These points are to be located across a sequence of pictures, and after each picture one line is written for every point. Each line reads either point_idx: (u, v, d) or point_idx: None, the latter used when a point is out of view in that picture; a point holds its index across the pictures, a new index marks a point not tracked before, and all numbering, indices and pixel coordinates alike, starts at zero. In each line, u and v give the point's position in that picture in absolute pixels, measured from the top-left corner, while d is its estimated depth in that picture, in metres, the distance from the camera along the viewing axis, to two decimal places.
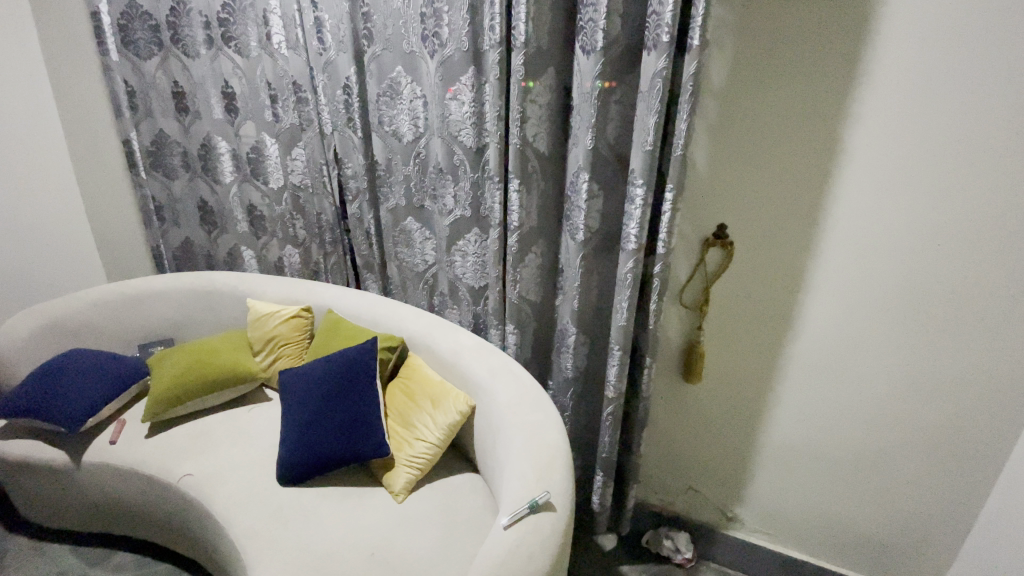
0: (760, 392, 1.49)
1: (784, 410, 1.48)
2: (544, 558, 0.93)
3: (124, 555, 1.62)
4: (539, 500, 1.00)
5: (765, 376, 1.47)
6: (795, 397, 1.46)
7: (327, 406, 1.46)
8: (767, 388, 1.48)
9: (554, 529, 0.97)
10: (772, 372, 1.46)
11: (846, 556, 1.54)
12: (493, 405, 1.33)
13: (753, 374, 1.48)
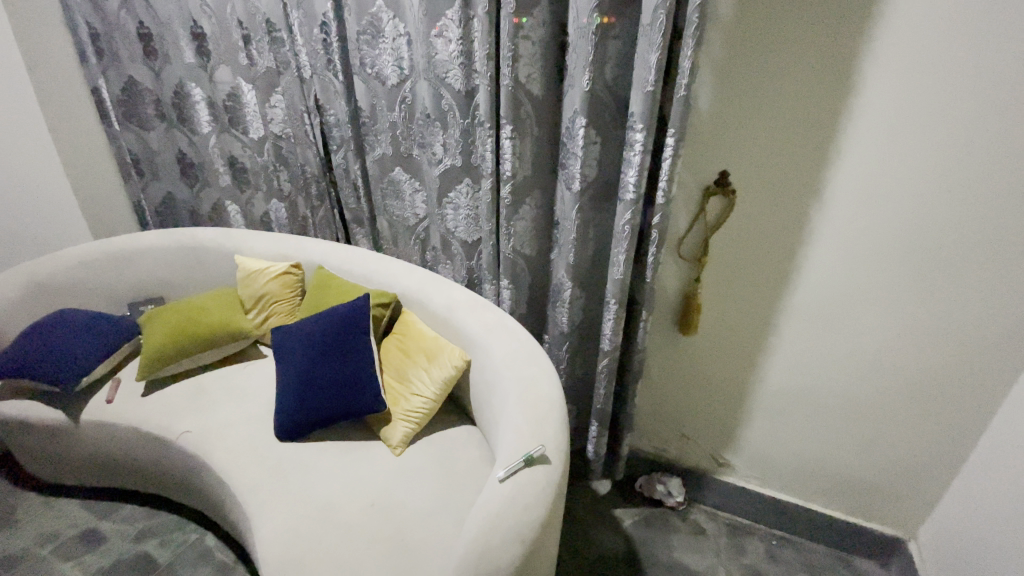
0: (756, 342, 1.49)
1: (778, 360, 1.49)
2: (539, 508, 0.94)
3: (132, 507, 1.66)
4: (533, 454, 1.00)
5: (762, 327, 1.46)
6: (790, 347, 1.46)
7: (321, 363, 1.45)
8: (763, 338, 1.47)
9: (549, 481, 0.98)
10: (769, 322, 1.45)
11: (833, 499, 1.59)
12: (488, 360, 1.32)
13: (749, 326, 1.47)
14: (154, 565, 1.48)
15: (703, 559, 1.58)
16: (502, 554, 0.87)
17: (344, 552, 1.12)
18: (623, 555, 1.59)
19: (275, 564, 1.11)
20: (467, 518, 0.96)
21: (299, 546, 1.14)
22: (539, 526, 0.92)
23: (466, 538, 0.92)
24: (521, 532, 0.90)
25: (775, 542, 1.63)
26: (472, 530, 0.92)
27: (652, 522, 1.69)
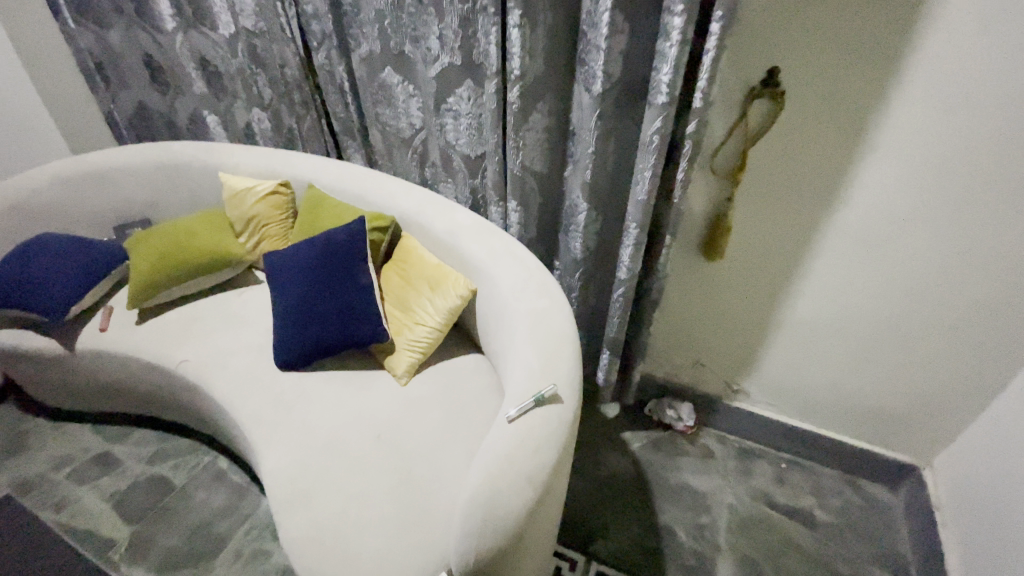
0: (788, 266, 1.36)
1: (811, 285, 1.36)
2: (551, 449, 0.88)
3: (144, 432, 1.67)
4: (545, 394, 0.93)
5: (797, 249, 1.32)
6: (826, 271, 1.33)
7: (317, 292, 1.36)
8: (797, 262, 1.34)
9: (562, 421, 0.91)
10: (806, 244, 1.30)
11: (848, 425, 1.56)
12: (495, 290, 1.22)
13: (783, 248, 1.33)
14: (171, 486, 1.52)
15: (710, 481, 1.58)
16: (513, 497, 0.83)
17: (353, 483, 1.09)
18: (630, 477, 1.60)
19: (283, 495, 1.09)
20: (476, 460, 0.90)
21: (306, 477, 1.11)
22: (552, 468, 0.86)
23: (475, 480, 0.87)
24: (532, 476, 0.84)
25: (784, 465, 1.63)
26: (481, 472, 0.87)
27: (660, 446, 1.69)
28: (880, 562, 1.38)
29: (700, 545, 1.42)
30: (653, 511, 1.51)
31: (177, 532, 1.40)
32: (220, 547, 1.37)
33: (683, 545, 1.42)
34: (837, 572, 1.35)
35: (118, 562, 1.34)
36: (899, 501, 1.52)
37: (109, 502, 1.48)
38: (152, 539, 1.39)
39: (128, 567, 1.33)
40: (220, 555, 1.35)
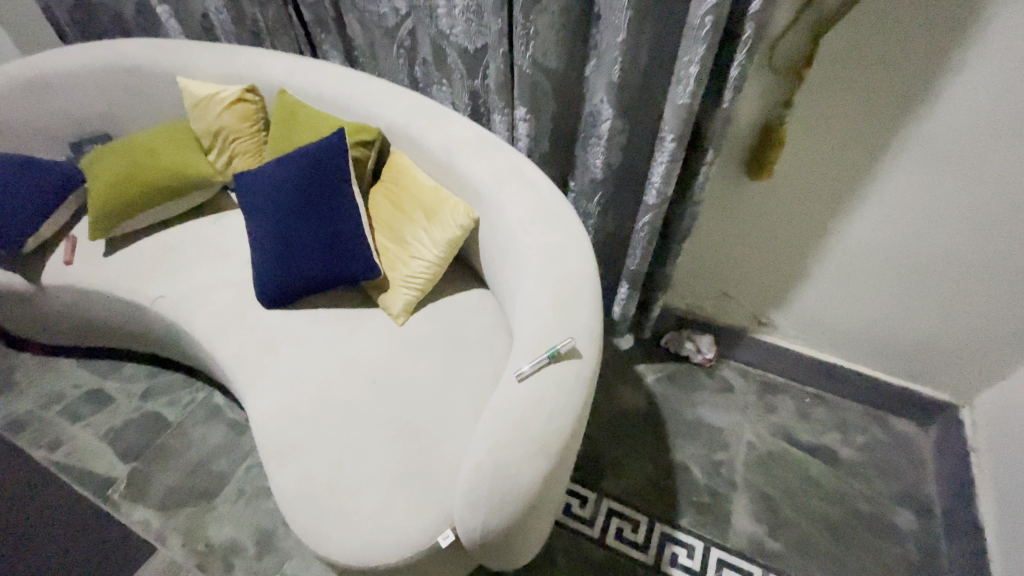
0: (847, 184, 1.15)
1: (871, 207, 1.17)
2: (567, 413, 0.75)
3: (134, 367, 1.60)
4: (560, 350, 0.79)
5: (862, 163, 1.11)
6: (893, 191, 1.12)
7: (296, 221, 1.18)
8: (859, 179, 1.13)
9: (580, 381, 0.78)
10: (874, 157, 1.09)
11: (883, 361, 1.44)
12: (500, 218, 1.04)
13: (844, 162, 1.12)
14: (167, 423, 1.46)
15: (729, 417, 1.50)
16: (523, 470, 0.72)
17: (347, 434, 0.99)
18: (644, 412, 1.51)
19: (273, 447, 1.00)
20: (480, 423, 0.79)
21: (297, 428, 1.01)
22: (567, 435, 0.74)
23: (479, 448, 0.76)
24: (543, 446, 0.73)
25: (808, 400, 1.54)
26: (486, 440, 0.75)
27: (677, 379, 1.59)
28: (902, 500, 1.32)
29: (716, 483, 1.37)
30: (667, 448, 1.44)
31: (176, 471, 1.36)
32: (220, 485, 1.33)
33: (698, 483, 1.37)
34: (857, 510, 1.31)
35: (119, 501, 1.31)
36: (928, 438, 1.45)
37: (104, 441, 1.43)
38: (152, 478, 1.35)
39: (130, 506, 1.30)
40: (221, 494, 1.32)
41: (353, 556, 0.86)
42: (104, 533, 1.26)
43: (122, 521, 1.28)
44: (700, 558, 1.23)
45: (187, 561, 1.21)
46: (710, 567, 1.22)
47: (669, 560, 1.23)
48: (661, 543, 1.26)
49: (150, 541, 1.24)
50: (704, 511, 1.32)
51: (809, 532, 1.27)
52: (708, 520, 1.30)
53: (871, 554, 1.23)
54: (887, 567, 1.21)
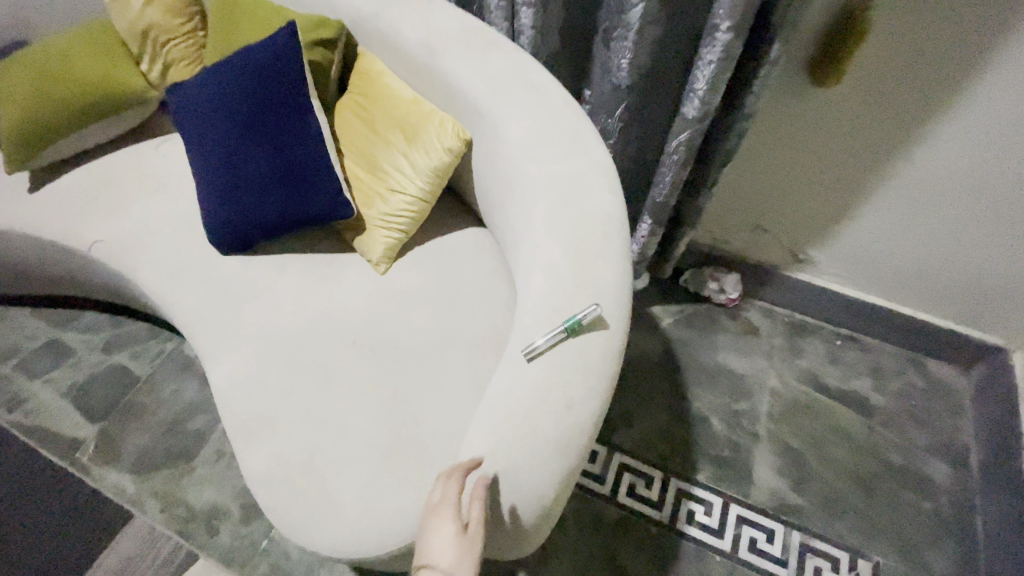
0: (938, 86, 0.93)
1: (963, 115, 0.95)
2: (590, 401, 0.61)
3: (92, 316, 1.42)
4: (581, 320, 0.63)
5: (964, 56, 0.88)
6: (996, 93, 0.90)
7: (245, 147, 0.95)
8: (955, 78, 0.91)
9: (606, 359, 0.62)
10: (981, 47, 0.86)
11: (935, 302, 1.27)
12: (501, 140, 0.82)
13: (941, 55, 0.89)
14: (133, 379, 1.32)
15: (753, 363, 1.36)
16: (538, 469, 0.60)
17: (324, 406, 0.84)
18: (660, 359, 1.37)
19: (238, 421, 0.85)
20: (483, 407, 0.65)
21: (265, 398, 0.86)
22: (590, 427, 0.61)
23: (482, 441, 0.62)
24: (560, 442, 0.60)
25: (840, 343, 1.39)
26: (491, 431, 0.62)
27: (696, 322, 1.43)
28: (938, 452, 1.22)
29: (737, 435, 1.25)
30: (685, 398, 1.31)
31: (147, 431, 1.24)
32: (197, 446, 1.22)
33: (717, 435, 1.26)
34: (888, 462, 1.21)
35: (89, 465, 1.21)
36: (969, 383, 1.32)
37: (66, 400, 1.30)
38: (122, 438, 1.24)
39: (101, 470, 1.20)
40: (199, 455, 1.21)
41: (335, 548, 0.74)
42: (76, 498, 1.17)
43: (94, 486, 1.18)
44: (718, 515, 1.15)
45: (167, 527, 1.13)
46: (728, 524, 1.14)
47: (685, 518, 1.15)
48: (676, 501, 1.17)
49: (126, 507, 1.15)
50: (723, 465, 1.22)
51: (836, 487, 1.18)
52: (727, 475, 1.20)
53: (901, 508, 1.15)
54: (917, 522, 1.13)
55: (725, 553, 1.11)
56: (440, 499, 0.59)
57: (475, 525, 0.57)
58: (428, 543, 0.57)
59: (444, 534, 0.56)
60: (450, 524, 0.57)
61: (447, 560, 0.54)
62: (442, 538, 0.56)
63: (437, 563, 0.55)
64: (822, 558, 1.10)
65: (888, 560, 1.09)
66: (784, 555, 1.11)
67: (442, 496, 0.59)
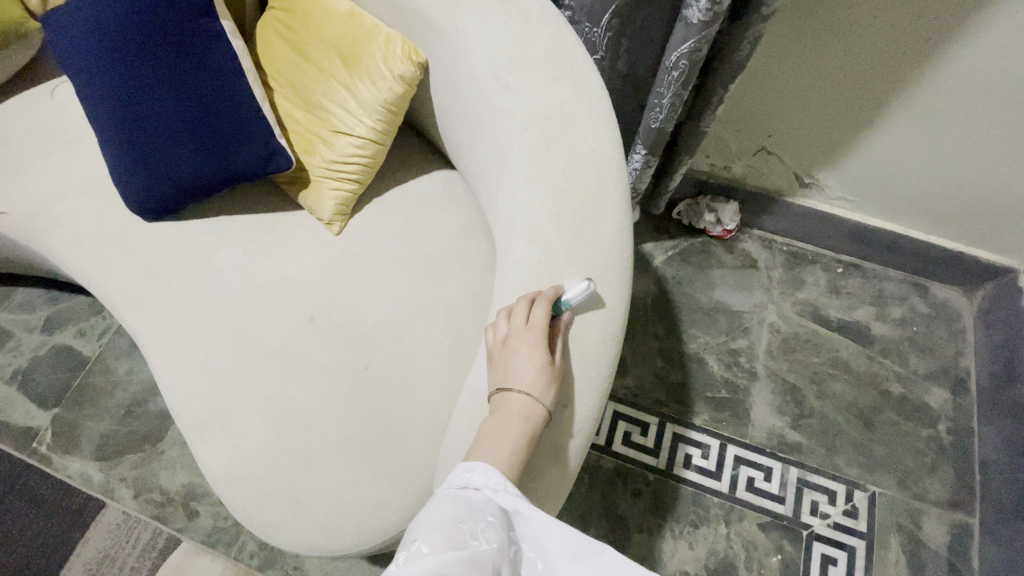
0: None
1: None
2: (587, 382, 0.55)
3: (24, 292, 1.26)
4: (573, 303, 0.55)
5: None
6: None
7: (139, 85, 0.75)
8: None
9: (604, 334, 0.56)
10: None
11: (948, 224, 1.18)
12: (465, 67, 0.66)
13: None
14: (84, 359, 1.20)
15: (750, 297, 1.29)
16: (534, 458, 0.55)
17: (283, 396, 0.74)
18: (654, 299, 1.28)
19: (189, 416, 0.75)
20: (470, 393, 0.61)
21: (215, 389, 0.76)
22: (588, 410, 0.56)
23: (472, 430, 0.58)
24: (556, 431, 0.55)
25: (841, 271, 1.32)
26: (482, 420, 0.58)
27: (691, 257, 1.33)
28: (938, 379, 1.20)
29: (735, 375, 1.20)
30: (679, 339, 1.24)
31: (107, 415, 1.15)
32: (164, 427, 1.14)
33: (714, 376, 1.20)
34: (888, 392, 1.18)
35: (47, 455, 1.11)
36: (971, 304, 1.27)
37: (11, 387, 1.18)
38: (81, 424, 1.14)
39: (62, 459, 1.11)
40: (167, 436, 1.13)
41: (312, 548, 0.68)
42: (39, 491, 1.08)
43: (57, 477, 1.10)
44: (715, 458, 1.12)
45: (144, 513, 1.06)
46: (725, 466, 1.11)
47: (683, 463, 1.12)
48: (672, 445, 1.14)
49: (96, 496, 1.08)
50: (722, 407, 1.17)
51: (835, 421, 1.15)
52: (725, 417, 1.16)
53: (899, 439, 1.13)
54: (915, 450, 1.12)
55: (723, 493, 1.09)
56: (525, 324, 0.54)
57: (559, 359, 0.55)
58: (512, 367, 0.53)
59: (533, 362, 0.52)
60: (539, 351, 0.53)
61: (537, 385, 0.52)
62: (529, 366, 0.52)
63: (527, 387, 0.52)
64: (819, 492, 1.09)
65: (885, 490, 1.09)
66: (782, 492, 1.09)
67: (528, 322, 0.53)
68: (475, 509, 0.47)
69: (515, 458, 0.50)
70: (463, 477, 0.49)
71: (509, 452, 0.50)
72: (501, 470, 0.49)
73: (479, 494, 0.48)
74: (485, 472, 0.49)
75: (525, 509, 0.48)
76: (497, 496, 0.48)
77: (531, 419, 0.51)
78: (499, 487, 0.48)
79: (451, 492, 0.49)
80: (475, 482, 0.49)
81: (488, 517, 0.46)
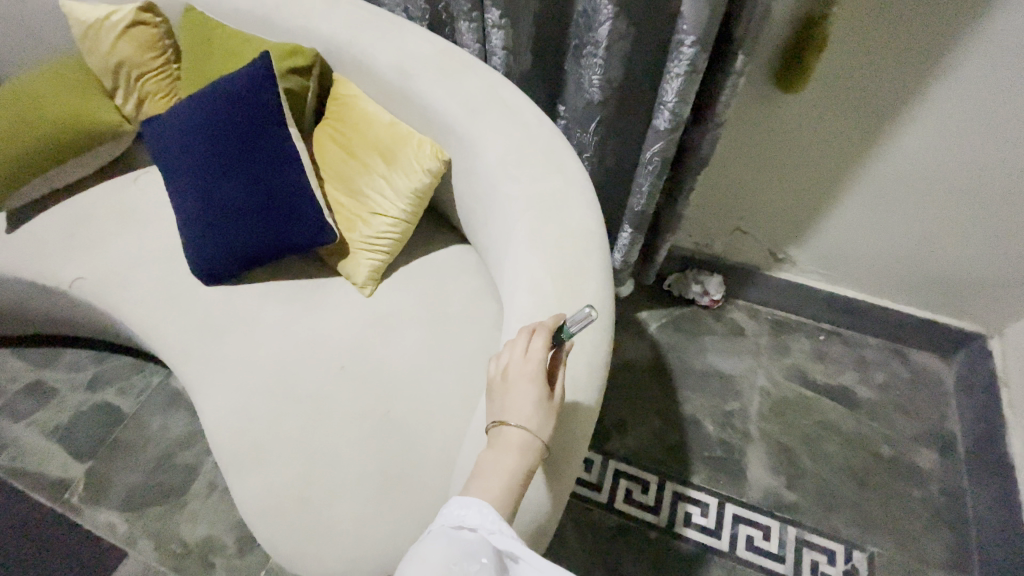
0: (906, 81, 0.96)
1: (931, 109, 0.98)
2: (580, 410, 0.68)
3: (74, 353, 1.39)
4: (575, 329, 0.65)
5: (924, 49, 0.91)
6: (961, 84, 0.93)
7: (222, 177, 0.94)
8: (920, 72, 0.94)
9: (592, 372, 0.69)
10: (941, 39, 0.89)
11: (912, 293, 1.30)
12: (480, 161, 0.84)
13: (906, 52, 0.92)
14: (121, 415, 1.30)
15: (740, 362, 1.38)
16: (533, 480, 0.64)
17: (315, 436, 0.84)
18: (649, 363, 1.38)
19: (229, 454, 0.85)
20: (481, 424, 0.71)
21: (254, 430, 0.86)
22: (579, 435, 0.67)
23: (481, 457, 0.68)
24: (552, 454, 0.66)
25: (823, 338, 1.42)
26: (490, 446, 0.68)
27: (683, 325, 1.44)
28: (926, 440, 1.25)
29: (729, 435, 1.27)
30: (675, 401, 1.32)
31: (137, 468, 1.22)
32: (189, 480, 1.20)
33: (710, 436, 1.27)
34: (878, 453, 1.23)
35: (79, 505, 1.18)
36: (949, 369, 1.35)
37: (51, 440, 1.27)
38: (111, 476, 1.21)
39: (91, 510, 1.18)
40: (191, 488, 1.19)
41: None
42: (69, 539, 1.14)
43: (85, 527, 1.16)
44: (714, 515, 1.16)
45: (163, 564, 1.11)
46: (725, 524, 1.14)
47: (683, 521, 1.15)
48: (673, 503, 1.17)
49: (120, 546, 1.13)
50: (718, 466, 1.22)
51: (829, 481, 1.19)
52: (722, 475, 1.21)
53: (893, 499, 1.17)
54: (911, 511, 1.15)
55: (724, 552, 1.11)
56: (532, 350, 0.64)
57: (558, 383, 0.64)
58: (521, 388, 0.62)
59: (536, 385, 0.62)
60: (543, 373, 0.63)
61: (540, 402, 0.62)
62: (532, 389, 0.62)
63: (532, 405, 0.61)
64: (819, 551, 1.11)
65: (884, 550, 1.11)
66: (781, 551, 1.11)
67: (530, 349, 0.64)
68: (470, 550, 0.53)
69: (508, 496, 0.58)
70: (460, 519, 0.56)
71: (503, 486, 0.59)
72: (496, 507, 0.57)
73: (474, 533, 0.55)
74: (481, 511, 0.56)
75: (514, 552, 0.54)
76: (489, 537, 0.55)
77: (533, 434, 0.60)
78: (492, 529, 0.55)
79: (449, 533, 0.55)
80: (472, 522, 0.56)
81: (481, 558, 0.52)
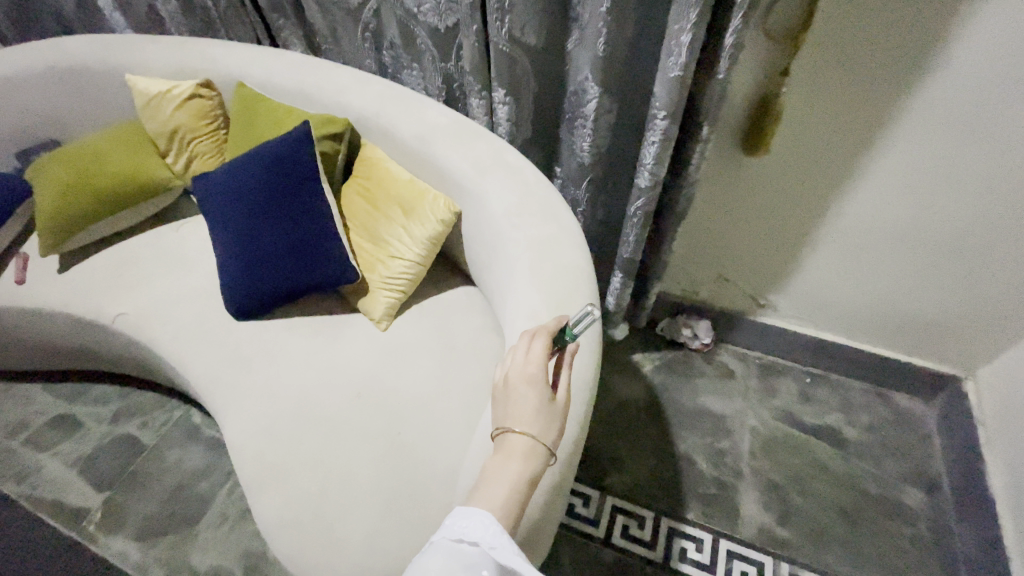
0: (852, 150, 1.10)
1: (878, 174, 1.12)
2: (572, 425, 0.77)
3: (101, 388, 1.48)
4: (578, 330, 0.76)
5: (866, 125, 1.06)
6: (899, 155, 1.08)
7: (261, 224, 1.08)
8: (865, 144, 1.08)
9: (582, 391, 0.79)
10: (878, 118, 1.04)
11: (887, 337, 1.40)
12: (486, 212, 0.98)
13: (850, 126, 1.07)
14: (141, 447, 1.37)
15: (730, 403, 1.45)
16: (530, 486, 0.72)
17: (331, 455, 0.92)
18: (644, 403, 1.45)
19: (252, 472, 0.92)
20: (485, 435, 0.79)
21: (276, 450, 0.94)
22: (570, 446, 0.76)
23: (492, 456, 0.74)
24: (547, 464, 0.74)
25: (809, 381, 1.49)
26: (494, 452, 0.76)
27: (675, 367, 1.53)
28: (911, 480, 1.29)
29: (722, 473, 1.32)
30: (669, 440, 1.38)
31: (152, 498, 1.28)
32: (203, 510, 1.26)
33: (703, 473, 1.32)
34: (866, 491, 1.27)
35: (95, 533, 1.23)
36: (931, 411, 1.42)
37: (72, 471, 1.33)
38: (128, 506, 1.27)
39: (106, 538, 1.22)
40: (204, 518, 1.24)
41: None
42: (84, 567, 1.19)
43: (100, 555, 1.20)
44: (708, 551, 1.19)
45: None
46: (719, 560, 1.18)
47: (678, 557, 1.19)
48: (668, 539, 1.21)
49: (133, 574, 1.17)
50: (711, 503, 1.27)
51: (819, 519, 1.23)
52: (716, 512, 1.25)
53: (882, 537, 1.20)
54: (900, 549, 1.19)
55: None
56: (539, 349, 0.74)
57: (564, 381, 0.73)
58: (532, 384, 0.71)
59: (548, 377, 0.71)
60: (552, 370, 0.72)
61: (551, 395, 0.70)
62: (542, 382, 0.71)
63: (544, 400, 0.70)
64: None
65: None
66: None
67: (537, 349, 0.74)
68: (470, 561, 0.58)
69: (510, 504, 0.64)
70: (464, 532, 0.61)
71: (505, 498, 0.65)
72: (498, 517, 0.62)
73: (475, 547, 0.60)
74: (484, 524, 0.61)
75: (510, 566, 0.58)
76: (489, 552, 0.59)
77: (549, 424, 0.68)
78: (492, 545, 0.59)
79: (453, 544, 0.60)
80: (474, 535, 0.61)
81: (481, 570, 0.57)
